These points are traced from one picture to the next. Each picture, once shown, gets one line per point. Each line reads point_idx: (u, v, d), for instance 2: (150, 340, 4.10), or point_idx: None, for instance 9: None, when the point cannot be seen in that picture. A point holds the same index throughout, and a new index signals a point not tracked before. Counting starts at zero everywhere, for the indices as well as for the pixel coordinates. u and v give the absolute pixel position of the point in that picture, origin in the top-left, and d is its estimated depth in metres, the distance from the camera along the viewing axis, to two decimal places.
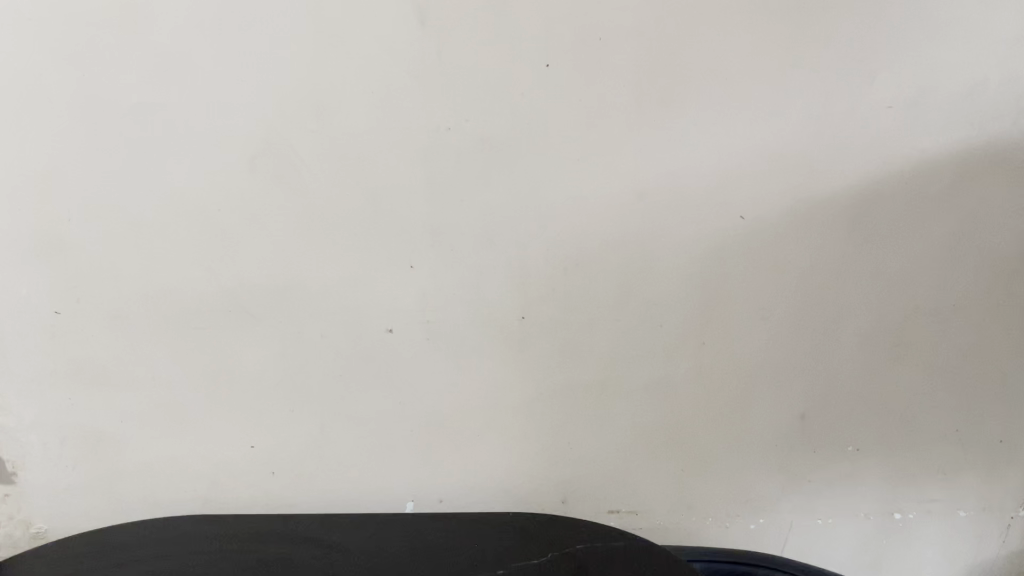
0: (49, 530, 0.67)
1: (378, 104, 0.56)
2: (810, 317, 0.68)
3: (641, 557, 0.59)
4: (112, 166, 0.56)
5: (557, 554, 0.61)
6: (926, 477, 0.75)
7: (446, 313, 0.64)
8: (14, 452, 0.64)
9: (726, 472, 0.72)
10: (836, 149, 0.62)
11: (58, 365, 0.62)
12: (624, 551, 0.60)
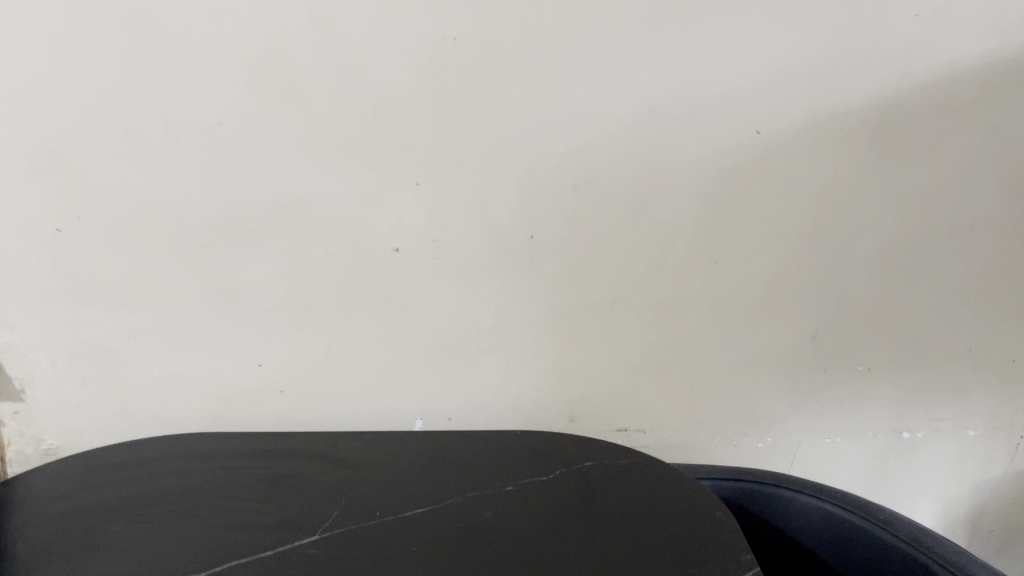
0: (58, 449, 0.64)
1: (381, 12, 0.53)
2: (825, 235, 0.66)
3: (651, 472, 0.59)
4: (102, 74, 0.53)
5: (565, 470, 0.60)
6: (938, 396, 0.75)
7: (454, 232, 0.62)
8: (17, 369, 0.61)
9: (734, 390, 0.72)
10: (860, 58, 0.59)
11: (54, 291, 0.59)
12: (635, 466, 0.60)
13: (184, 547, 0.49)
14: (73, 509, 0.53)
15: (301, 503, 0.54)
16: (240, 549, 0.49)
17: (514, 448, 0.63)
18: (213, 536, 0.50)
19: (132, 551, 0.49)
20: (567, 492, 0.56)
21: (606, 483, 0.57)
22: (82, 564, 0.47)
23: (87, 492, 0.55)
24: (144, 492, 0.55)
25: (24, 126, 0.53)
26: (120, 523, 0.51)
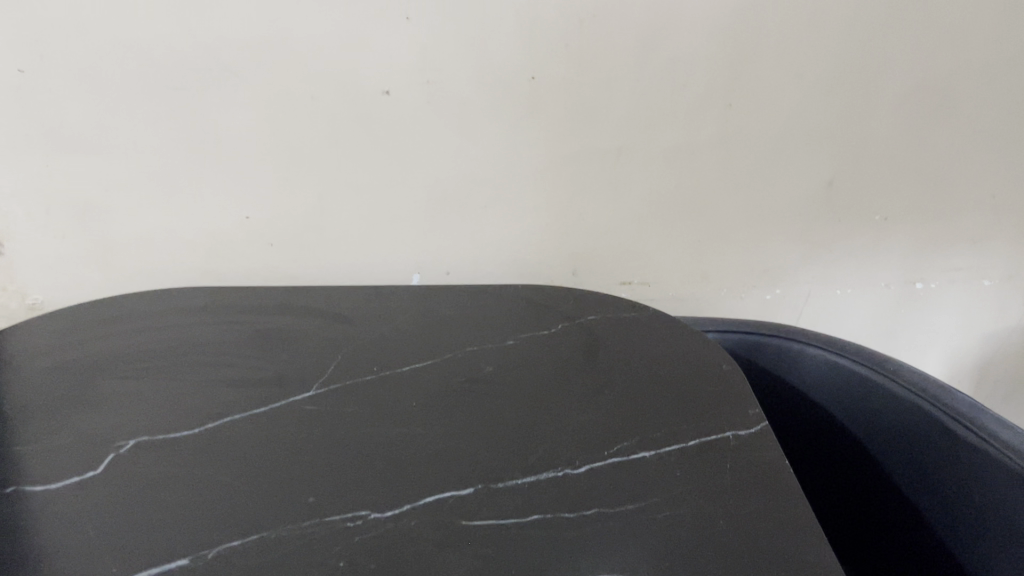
0: (46, 303, 0.62)
1: None
2: (850, 74, 0.61)
3: (658, 326, 0.57)
4: None
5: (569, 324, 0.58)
6: (955, 245, 0.72)
7: (449, 73, 0.57)
8: None
9: (744, 241, 0.69)
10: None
11: (21, 137, 0.54)
12: (640, 320, 0.58)
13: (177, 403, 0.48)
14: (62, 364, 0.51)
15: (296, 357, 0.52)
16: (235, 405, 0.47)
17: (517, 301, 0.60)
18: (207, 390, 0.49)
19: (125, 407, 0.47)
20: (570, 345, 0.54)
21: (610, 336, 0.56)
22: (73, 420, 0.46)
23: (75, 346, 0.53)
24: (135, 347, 0.53)
25: None
26: (111, 380, 0.50)
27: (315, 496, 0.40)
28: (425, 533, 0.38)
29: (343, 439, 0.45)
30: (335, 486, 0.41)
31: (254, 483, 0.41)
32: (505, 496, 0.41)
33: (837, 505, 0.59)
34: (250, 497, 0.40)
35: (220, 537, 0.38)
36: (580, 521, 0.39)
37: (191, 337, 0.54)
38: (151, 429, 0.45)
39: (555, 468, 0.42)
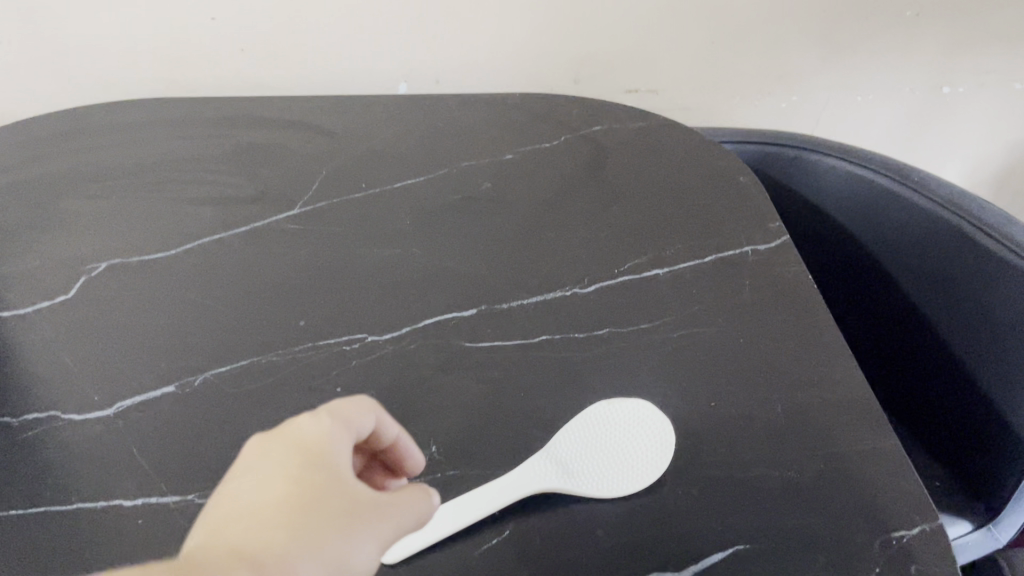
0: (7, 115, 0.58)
1: None
2: None
3: (672, 139, 0.51)
4: None
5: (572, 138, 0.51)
6: (993, 47, 0.65)
7: None
8: None
9: (761, 45, 0.63)
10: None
11: None
12: (652, 131, 0.51)
13: (150, 220, 0.44)
14: (20, 180, 0.47)
15: (273, 166, 0.48)
16: (210, 224, 0.43)
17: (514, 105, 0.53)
18: (181, 205, 0.45)
19: (90, 225, 0.43)
20: (574, 149, 0.50)
21: (617, 138, 0.51)
22: (38, 241, 0.42)
23: (31, 160, 0.48)
24: (95, 157, 0.48)
25: None
26: (72, 198, 0.45)
27: (307, 319, 0.38)
28: (423, 357, 0.36)
29: (333, 259, 0.41)
30: (327, 310, 0.38)
31: (236, 314, 0.38)
32: (510, 318, 0.38)
33: (854, 312, 0.58)
34: (236, 322, 0.38)
35: (206, 364, 0.36)
36: (591, 342, 0.37)
37: (158, 146, 0.49)
38: (124, 250, 0.42)
39: (561, 287, 0.39)
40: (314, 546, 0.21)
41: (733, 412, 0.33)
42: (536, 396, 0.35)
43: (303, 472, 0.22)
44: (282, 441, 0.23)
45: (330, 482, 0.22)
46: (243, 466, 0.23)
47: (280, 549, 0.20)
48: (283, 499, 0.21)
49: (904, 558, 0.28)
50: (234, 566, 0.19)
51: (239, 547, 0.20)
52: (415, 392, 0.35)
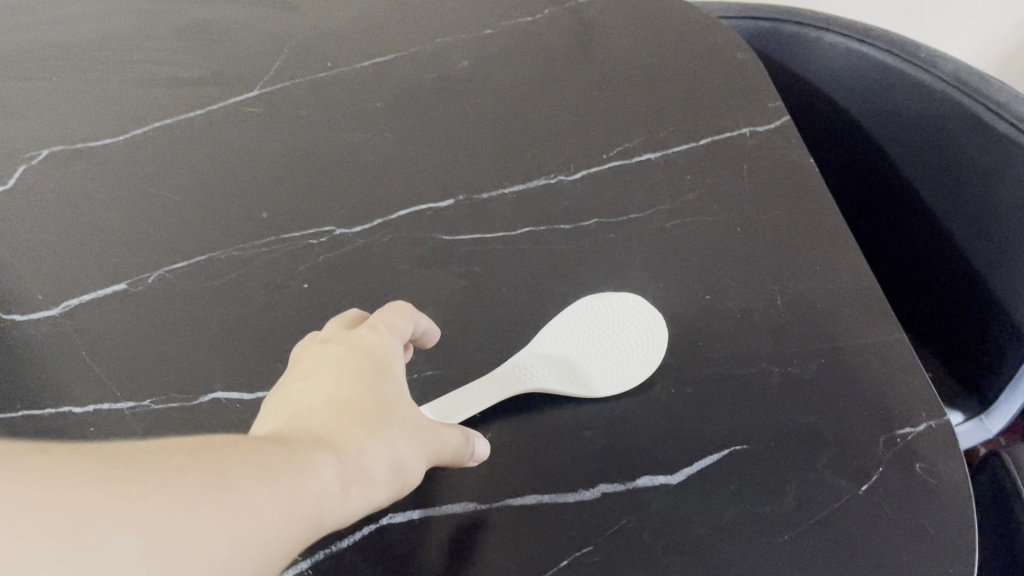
0: None
1: None
2: None
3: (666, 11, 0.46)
4: None
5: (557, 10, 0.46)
6: None
7: None
8: None
9: None
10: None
11: None
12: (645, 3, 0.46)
13: (94, 103, 0.40)
14: None
15: (227, 42, 0.43)
16: (159, 110, 0.39)
17: None
18: (126, 89, 0.41)
19: (27, 113, 0.39)
20: (558, 21, 0.45)
21: (605, 9, 0.46)
22: None
23: None
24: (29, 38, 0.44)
25: None
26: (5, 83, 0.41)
27: (269, 211, 0.35)
28: (396, 256, 0.33)
29: (298, 145, 0.38)
30: (292, 201, 0.35)
31: (191, 209, 0.35)
32: (490, 209, 0.35)
33: (855, 194, 0.55)
34: (193, 215, 0.35)
35: (161, 261, 0.33)
36: (579, 235, 0.34)
37: (102, 19, 0.45)
38: (67, 138, 0.38)
39: (545, 176, 0.36)
40: (384, 424, 0.22)
41: (730, 306, 0.31)
42: (519, 291, 0.32)
43: (366, 360, 0.24)
44: (340, 345, 0.24)
45: (392, 380, 0.24)
46: (306, 364, 0.24)
47: (358, 434, 0.21)
48: (354, 392, 0.22)
49: (910, 456, 0.27)
50: (318, 445, 0.20)
51: (321, 430, 0.21)
52: (391, 289, 0.32)
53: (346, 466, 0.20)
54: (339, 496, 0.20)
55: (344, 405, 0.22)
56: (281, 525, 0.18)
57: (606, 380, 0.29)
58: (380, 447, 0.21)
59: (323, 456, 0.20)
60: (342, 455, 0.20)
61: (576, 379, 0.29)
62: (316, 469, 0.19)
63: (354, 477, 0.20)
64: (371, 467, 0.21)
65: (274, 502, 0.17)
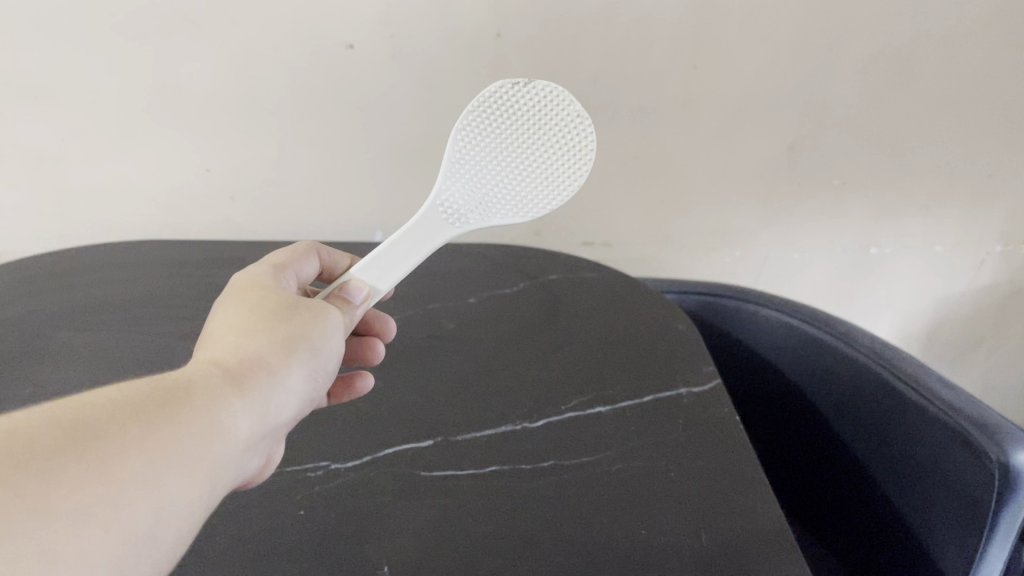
0: (26, 248, 0.66)
1: None
2: (816, 37, 0.59)
3: (630, 305, 0.58)
4: None
5: (540, 305, 0.58)
6: (909, 211, 0.71)
7: (414, 27, 0.57)
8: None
9: (709, 206, 0.71)
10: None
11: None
12: (611, 299, 0.59)
13: (141, 351, 0.47)
14: (34, 308, 0.51)
15: None
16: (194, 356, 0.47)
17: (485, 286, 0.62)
18: (170, 339, 0.48)
19: (84, 357, 0.46)
20: (531, 318, 0.56)
21: (569, 300, 0.59)
22: (34, 367, 0.45)
23: (44, 292, 0.53)
24: (98, 292, 0.53)
25: None
26: (67, 329, 0.49)
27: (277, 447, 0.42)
28: (381, 486, 0.39)
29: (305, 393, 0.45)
30: (298, 443, 0.42)
31: None
32: (462, 449, 0.42)
33: (793, 444, 0.62)
34: None
35: None
36: (536, 473, 0.40)
37: (158, 276, 0.55)
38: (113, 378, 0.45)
39: (514, 421, 0.44)
40: (281, 355, 0.30)
41: (664, 540, 0.36)
42: (481, 521, 0.37)
43: (267, 298, 0.33)
44: (240, 289, 0.33)
45: (288, 312, 0.32)
46: (217, 310, 0.32)
47: (260, 368, 0.29)
48: (259, 332, 0.31)
49: None
50: (230, 379, 0.27)
51: (219, 357, 0.29)
52: (372, 515, 0.38)
53: (253, 392, 0.28)
54: (248, 413, 0.27)
55: (241, 330, 0.31)
56: (213, 422, 0.25)
57: (547, 180, 0.42)
58: (266, 353, 0.30)
59: (234, 390, 0.27)
60: (248, 386, 0.28)
61: (523, 197, 0.42)
62: (230, 400, 0.27)
63: (253, 377, 0.29)
64: (267, 361, 0.30)
65: (205, 430, 0.25)
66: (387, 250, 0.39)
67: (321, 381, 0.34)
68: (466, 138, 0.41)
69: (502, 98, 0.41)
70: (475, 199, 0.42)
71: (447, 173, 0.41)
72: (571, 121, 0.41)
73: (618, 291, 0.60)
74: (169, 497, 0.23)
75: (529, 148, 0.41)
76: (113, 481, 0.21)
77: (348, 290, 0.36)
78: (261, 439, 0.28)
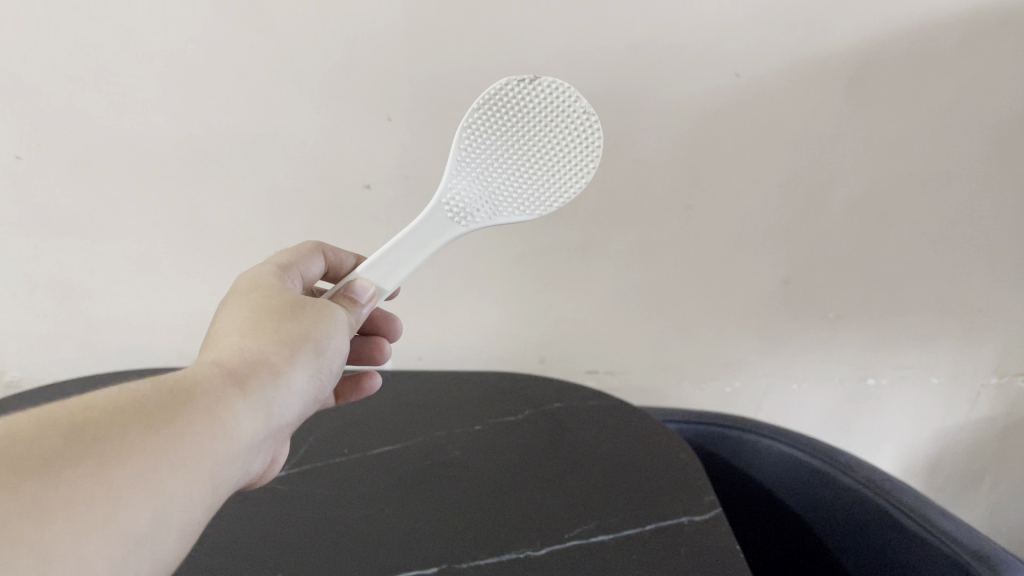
0: (58, 367, 0.71)
1: None
2: (804, 181, 0.63)
3: (632, 435, 0.59)
4: (56, 18, 0.52)
5: (545, 434, 0.59)
6: (903, 344, 0.74)
7: (426, 169, 0.62)
8: (21, 286, 0.65)
9: (707, 338, 0.73)
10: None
11: (36, 220, 0.62)
12: (612, 429, 0.60)
13: None
14: None
15: None
16: None
17: (485, 402, 0.65)
18: None
19: None
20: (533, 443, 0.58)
21: (574, 431, 0.60)
22: None
23: None
24: None
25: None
26: None
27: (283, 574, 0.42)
28: None
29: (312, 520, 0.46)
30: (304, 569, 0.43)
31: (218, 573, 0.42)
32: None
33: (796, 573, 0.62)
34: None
35: None
36: None
37: None
38: None
39: (517, 549, 0.45)
40: (282, 359, 0.34)
41: None
42: None
43: (270, 305, 0.36)
44: (245, 300, 0.37)
45: (289, 320, 0.36)
46: (223, 321, 0.36)
47: (264, 368, 0.32)
48: (262, 338, 0.34)
49: None
50: (235, 376, 0.31)
51: (226, 359, 0.32)
52: None
53: (257, 391, 0.31)
54: (252, 407, 0.30)
55: (242, 337, 0.34)
56: (218, 415, 0.28)
57: (555, 175, 0.46)
58: (268, 357, 0.33)
59: (239, 385, 0.30)
60: (252, 384, 0.31)
61: (531, 194, 0.46)
62: (235, 395, 0.30)
63: (254, 379, 0.31)
64: (266, 363, 0.33)
65: (211, 422, 0.28)
66: (391, 251, 0.43)
67: (322, 380, 0.37)
68: (473, 136, 0.45)
69: (505, 99, 0.44)
70: (483, 195, 0.45)
71: (454, 171, 0.45)
72: (572, 117, 0.44)
73: (620, 420, 0.62)
74: (171, 491, 0.25)
75: (536, 144, 0.45)
76: (132, 468, 0.24)
77: (353, 291, 0.42)
78: (262, 434, 0.31)
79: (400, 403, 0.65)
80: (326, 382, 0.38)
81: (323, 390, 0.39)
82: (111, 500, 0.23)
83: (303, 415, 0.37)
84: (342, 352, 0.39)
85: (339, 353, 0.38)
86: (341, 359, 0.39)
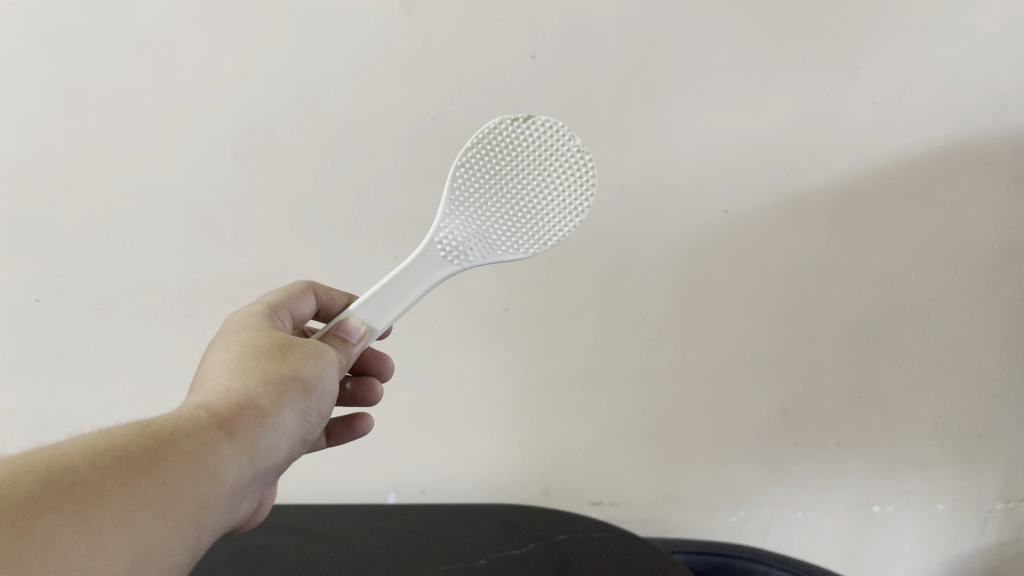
0: None
1: (349, 102, 0.55)
2: (794, 310, 0.65)
3: (636, 564, 0.59)
4: (79, 165, 0.56)
5: (551, 566, 0.60)
6: (905, 470, 0.74)
7: (428, 305, 0.63)
8: (32, 421, 0.67)
9: (709, 466, 0.74)
10: (830, 130, 0.57)
11: (49, 357, 0.64)
12: (617, 558, 0.60)
13: None
14: None
15: None
16: None
17: (488, 536, 0.65)
18: None
19: None
20: None
21: (580, 563, 0.60)
22: None
23: None
24: None
25: (19, 206, 0.57)
26: None
27: None
28: None
29: None
30: None
31: None
32: None
33: None
34: None
35: None
36: None
37: None
38: None
39: None
40: (266, 402, 0.37)
41: None
42: None
43: (257, 347, 0.39)
44: (233, 342, 0.40)
45: (277, 363, 0.39)
46: (211, 363, 0.39)
47: (247, 411, 0.35)
48: (248, 380, 0.37)
49: None
50: (217, 423, 0.34)
51: (210, 403, 0.35)
52: None
53: (238, 435, 0.34)
54: (232, 449, 0.33)
55: (229, 380, 0.37)
56: (197, 460, 0.31)
57: (550, 212, 0.48)
58: (252, 399, 0.36)
59: (219, 431, 0.33)
60: (234, 429, 0.34)
61: (527, 231, 0.48)
62: (214, 440, 0.33)
63: (237, 423, 0.35)
64: (252, 405, 0.36)
65: (189, 468, 0.31)
66: (384, 291, 0.46)
67: (310, 419, 0.40)
68: (467, 174, 0.48)
69: (500, 137, 0.47)
70: (479, 233, 0.48)
71: (448, 211, 0.48)
72: (567, 153, 0.47)
73: (626, 549, 0.62)
74: (150, 535, 0.28)
75: (533, 183, 0.47)
76: (108, 519, 0.27)
77: (344, 331, 0.44)
78: (247, 475, 0.34)
79: (404, 538, 0.65)
80: (314, 421, 0.41)
81: (311, 427, 0.42)
82: (85, 547, 0.26)
83: (291, 455, 0.40)
84: (330, 390, 0.42)
85: (326, 393, 0.41)
86: (330, 399, 0.42)
